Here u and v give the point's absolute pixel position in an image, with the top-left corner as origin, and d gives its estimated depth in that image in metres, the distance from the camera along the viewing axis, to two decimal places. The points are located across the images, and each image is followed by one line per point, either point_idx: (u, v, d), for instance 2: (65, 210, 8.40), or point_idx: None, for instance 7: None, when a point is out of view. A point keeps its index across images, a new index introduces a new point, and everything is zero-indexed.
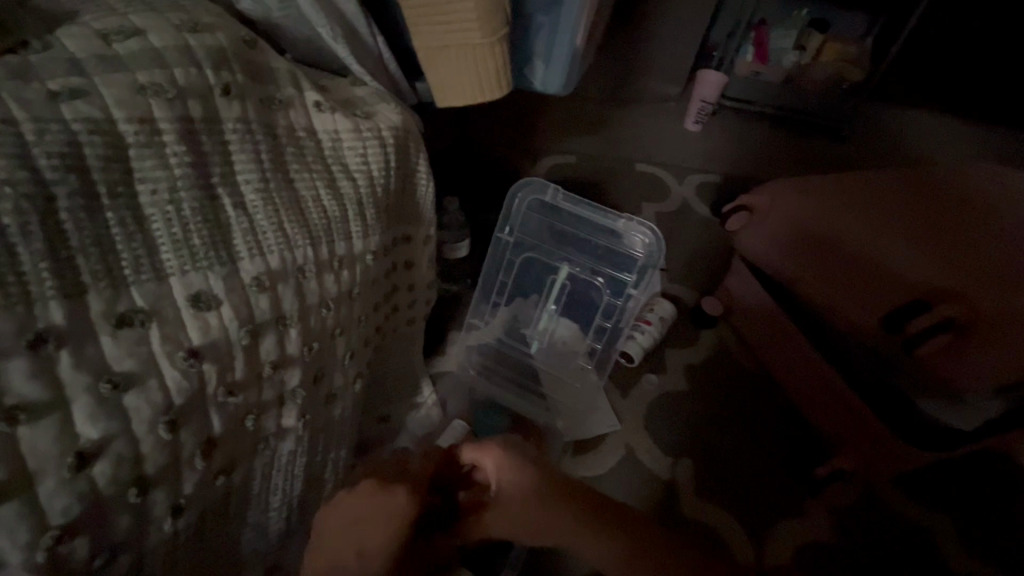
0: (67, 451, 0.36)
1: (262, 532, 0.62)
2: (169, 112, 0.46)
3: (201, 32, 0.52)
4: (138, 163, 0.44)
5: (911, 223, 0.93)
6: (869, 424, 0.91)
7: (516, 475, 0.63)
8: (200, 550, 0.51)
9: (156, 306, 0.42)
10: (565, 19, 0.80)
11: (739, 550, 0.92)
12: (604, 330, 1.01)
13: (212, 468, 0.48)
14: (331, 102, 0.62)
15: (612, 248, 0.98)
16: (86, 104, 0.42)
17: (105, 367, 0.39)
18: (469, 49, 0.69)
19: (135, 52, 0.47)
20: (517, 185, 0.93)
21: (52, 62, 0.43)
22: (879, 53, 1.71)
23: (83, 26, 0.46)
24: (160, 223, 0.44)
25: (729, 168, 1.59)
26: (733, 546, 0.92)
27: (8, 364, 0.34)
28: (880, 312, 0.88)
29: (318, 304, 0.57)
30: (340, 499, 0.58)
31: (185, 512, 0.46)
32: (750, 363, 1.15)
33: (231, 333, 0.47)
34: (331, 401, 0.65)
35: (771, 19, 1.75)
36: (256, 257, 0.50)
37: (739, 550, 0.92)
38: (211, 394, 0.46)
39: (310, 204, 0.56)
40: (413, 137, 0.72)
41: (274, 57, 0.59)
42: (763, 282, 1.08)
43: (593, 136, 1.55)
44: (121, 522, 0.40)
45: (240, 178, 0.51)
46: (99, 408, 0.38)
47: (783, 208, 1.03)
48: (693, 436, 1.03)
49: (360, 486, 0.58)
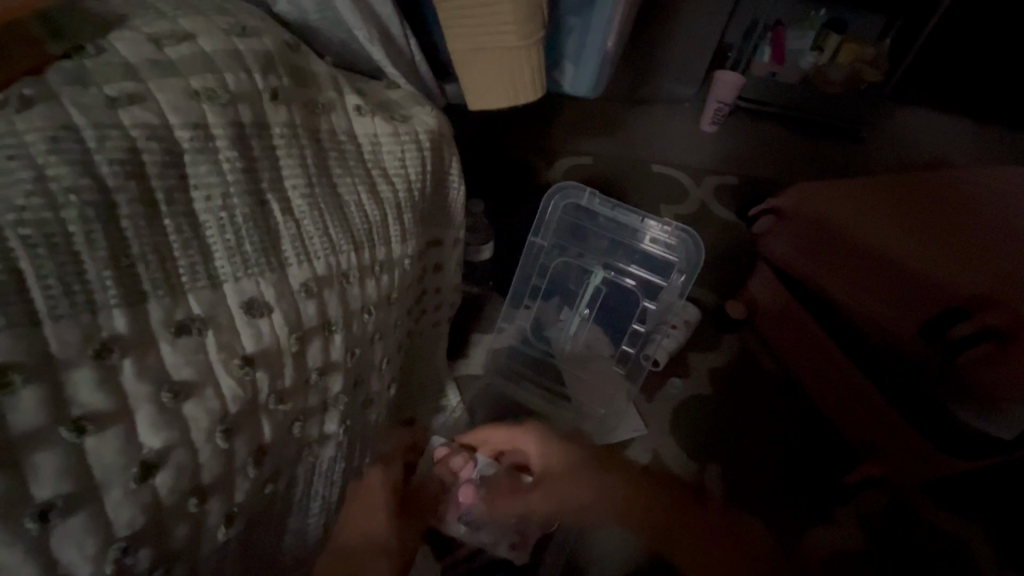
0: (131, 462, 0.36)
1: (301, 537, 0.61)
2: (222, 117, 0.46)
3: (249, 36, 0.52)
4: (192, 169, 0.43)
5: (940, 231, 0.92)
6: (904, 436, 0.90)
7: (550, 447, 0.79)
8: (246, 557, 0.51)
9: (210, 313, 0.42)
10: (597, 20, 0.79)
11: None
12: (638, 335, 0.99)
13: (261, 475, 0.47)
14: (370, 106, 0.62)
15: (647, 253, 0.97)
16: (143, 110, 0.42)
17: (166, 376, 0.39)
18: (505, 52, 0.69)
19: (186, 57, 0.46)
20: (553, 190, 0.93)
21: (109, 66, 0.42)
22: (899, 54, 1.70)
23: (135, 30, 0.46)
24: (214, 230, 0.44)
25: (747, 170, 1.57)
26: None
27: (76, 375, 0.34)
28: (916, 319, 0.86)
29: (360, 310, 0.56)
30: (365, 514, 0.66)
31: (237, 520, 0.45)
32: (774, 367, 1.14)
33: (282, 340, 0.47)
34: (368, 406, 0.65)
35: (787, 19, 1.73)
36: (304, 263, 0.50)
37: None
38: (262, 402, 0.45)
39: (353, 209, 0.56)
40: (448, 140, 0.71)
41: (316, 60, 0.59)
42: (786, 285, 1.06)
43: (610, 137, 1.54)
44: (179, 532, 0.40)
45: (287, 184, 0.51)
46: (162, 417, 0.38)
47: (812, 211, 1.01)
48: (720, 440, 1.02)
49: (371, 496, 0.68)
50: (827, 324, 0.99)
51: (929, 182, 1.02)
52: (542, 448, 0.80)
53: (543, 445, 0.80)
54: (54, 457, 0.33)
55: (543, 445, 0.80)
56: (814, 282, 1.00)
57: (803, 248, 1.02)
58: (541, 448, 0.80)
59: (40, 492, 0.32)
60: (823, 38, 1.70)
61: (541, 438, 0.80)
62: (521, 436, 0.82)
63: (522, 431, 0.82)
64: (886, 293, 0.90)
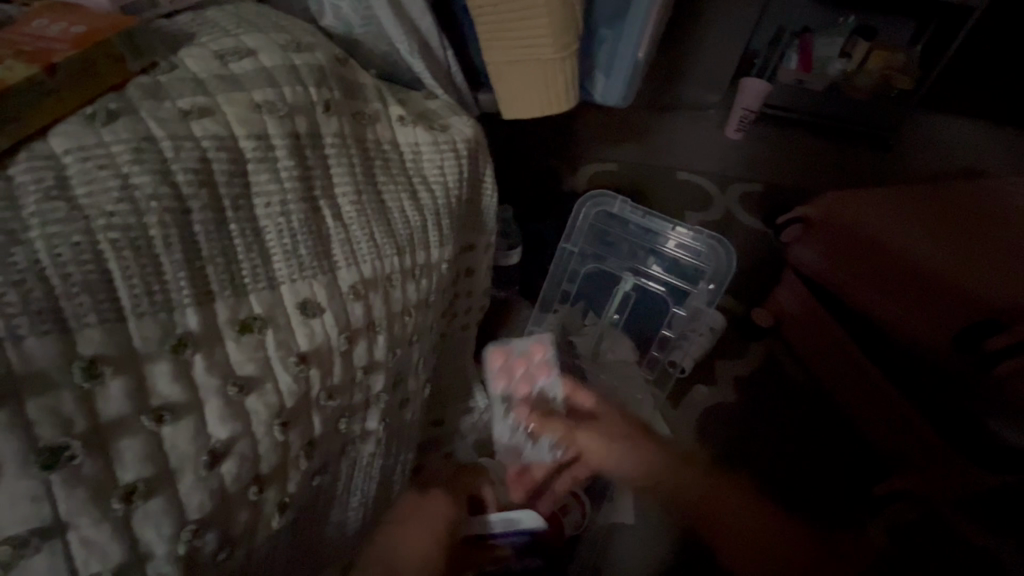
0: (201, 451, 0.39)
1: (342, 529, 0.64)
2: (281, 128, 0.48)
3: (304, 51, 0.54)
4: (254, 177, 0.46)
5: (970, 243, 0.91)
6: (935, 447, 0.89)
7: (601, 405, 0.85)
8: (293, 544, 0.54)
9: (270, 313, 0.45)
10: (628, 31, 0.81)
11: None
12: (667, 340, 1.02)
13: (311, 467, 0.50)
14: (412, 116, 0.64)
15: (676, 259, 0.98)
16: (211, 121, 0.44)
17: (231, 371, 0.41)
18: (541, 63, 0.70)
19: (248, 71, 0.49)
20: (584, 199, 0.94)
21: (180, 82, 0.45)
22: (929, 63, 1.65)
23: (202, 47, 0.49)
24: (273, 234, 0.46)
25: (773, 178, 1.56)
26: None
27: (155, 368, 0.37)
28: (948, 329, 0.84)
29: (401, 312, 0.58)
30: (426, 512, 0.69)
31: (289, 508, 0.48)
32: (801, 375, 1.13)
33: (333, 339, 0.49)
34: (405, 405, 0.67)
35: (815, 26, 1.73)
36: (351, 266, 0.52)
37: None
38: (314, 398, 0.48)
39: (395, 214, 0.58)
40: (483, 148, 0.73)
41: (361, 72, 0.61)
42: (812, 290, 1.06)
43: (635, 144, 1.55)
44: (241, 518, 0.42)
45: (337, 191, 0.53)
46: (228, 410, 0.40)
47: (842, 218, 1.00)
48: (744, 446, 1.02)
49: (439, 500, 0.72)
50: (857, 333, 0.99)
51: (961, 194, 1.01)
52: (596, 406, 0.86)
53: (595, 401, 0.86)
54: (136, 443, 0.36)
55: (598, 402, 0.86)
56: (844, 290, 0.99)
57: (831, 255, 1.01)
58: (596, 406, 0.85)
59: (125, 474, 0.35)
60: (851, 45, 1.67)
61: (597, 401, 0.86)
62: (580, 395, 0.86)
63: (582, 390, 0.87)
64: (918, 302, 0.88)
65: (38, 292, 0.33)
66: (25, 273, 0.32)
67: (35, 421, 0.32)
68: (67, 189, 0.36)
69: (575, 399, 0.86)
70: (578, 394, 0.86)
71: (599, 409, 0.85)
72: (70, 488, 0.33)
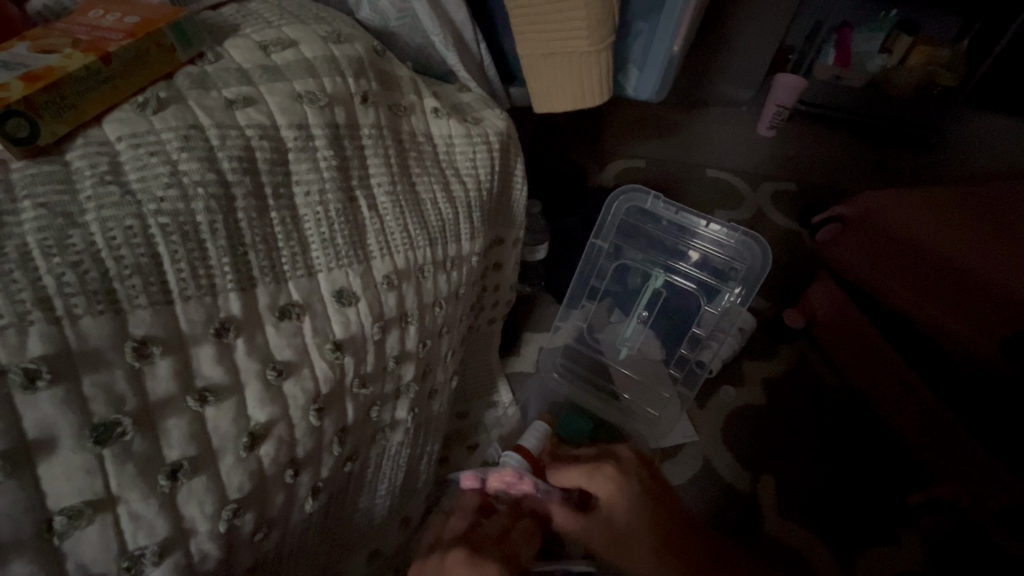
0: (241, 433, 0.40)
1: (371, 515, 0.65)
2: (322, 120, 0.49)
3: (344, 42, 0.55)
4: (295, 166, 0.47)
5: (1005, 246, 0.87)
6: (961, 445, 0.84)
7: (623, 494, 0.63)
8: (324, 527, 0.55)
9: (307, 300, 0.45)
10: (666, 25, 0.79)
11: (815, 556, 0.88)
12: (697, 340, 0.98)
13: (343, 454, 0.51)
14: (446, 108, 0.64)
15: (705, 255, 0.95)
16: (255, 111, 0.45)
17: (270, 356, 0.42)
18: (578, 56, 0.69)
19: (290, 62, 0.50)
20: (616, 193, 0.93)
21: (226, 72, 0.46)
22: (976, 58, 1.58)
23: (246, 38, 0.50)
24: (312, 223, 0.47)
25: (807, 177, 1.51)
26: (808, 553, 0.88)
27: (200, 350, 0.38)
28: (999, 334, 0.79)
29: (432, 303, 0.58)
30: (435, 556, 0.57)
31: (321, 493, 0.50)
32: (831, 378, 1.09)
33: (367, 328, 0.50)
34: (433, 396, 0.67)
35: (855, 20, 1.65)
36: (386, 257, 0.52)
37: (815, 555, 0.88)
38: (348, 385, 0.48)
39: (428, 205, 0.58)
40: (514, 142, 0.72)
41: (399, 65, 0.61)
42: (848, 292, 1.02)
43: (664, 139, 1.52)
44: (277, 499, 0.44)
45: (373, 181, 0.54)
46: (267, 394, 0.41)
47: (876, 218, 0.96)
48: (771, 449, 0.99)
49: (451, 555, 0.57)
50: (894, 335, 0.94)
51: (998, 201, 0.97)
52: (616, 501, 0.63)
53: (615, 493, 0.63)
54: (182, 423, 0.37)
55: (620, 493, 0.63)
56: (878, 289, 0.95)
57: (865, 254, 0.98)
58: (614, 496, 0.63)
59: (171, 453, 0.36)
60: (893, 40, 1.61)
61: (615, 488, 0.63)
62: (597, 478, 0.65)
63: (598, 469, 0.65)
64: (955, 305, 0.85)
65: (93, 274, 0.34)
66: (82, 253, 0.34)
67: (90, 398, 0.33)
68: (120, 175, 0.37)
69: (591, 485, 0.65)
70: (593, 479, 0.64)
71: (613, 501, 0.63)
72: (121, 464, 0.34)
